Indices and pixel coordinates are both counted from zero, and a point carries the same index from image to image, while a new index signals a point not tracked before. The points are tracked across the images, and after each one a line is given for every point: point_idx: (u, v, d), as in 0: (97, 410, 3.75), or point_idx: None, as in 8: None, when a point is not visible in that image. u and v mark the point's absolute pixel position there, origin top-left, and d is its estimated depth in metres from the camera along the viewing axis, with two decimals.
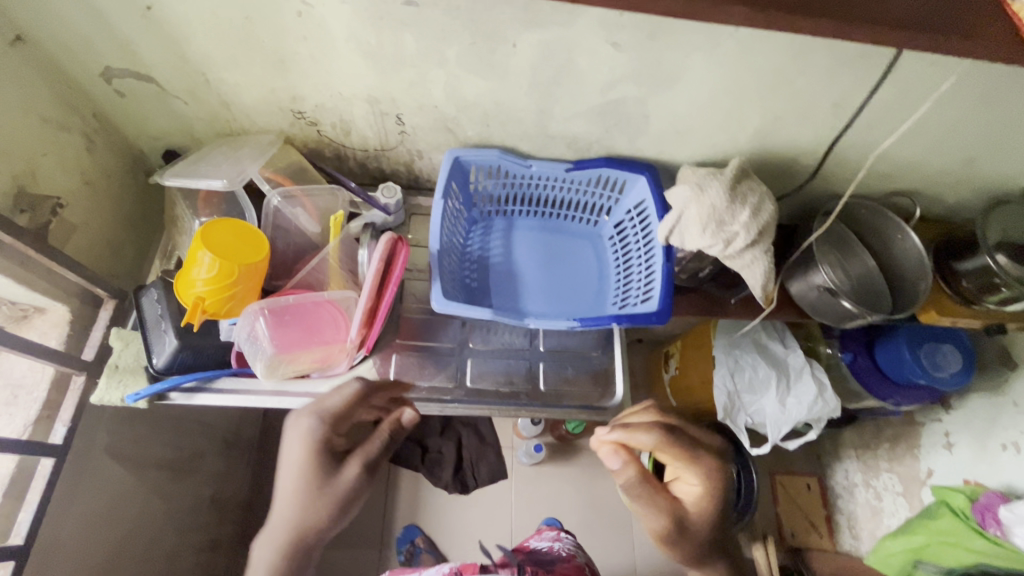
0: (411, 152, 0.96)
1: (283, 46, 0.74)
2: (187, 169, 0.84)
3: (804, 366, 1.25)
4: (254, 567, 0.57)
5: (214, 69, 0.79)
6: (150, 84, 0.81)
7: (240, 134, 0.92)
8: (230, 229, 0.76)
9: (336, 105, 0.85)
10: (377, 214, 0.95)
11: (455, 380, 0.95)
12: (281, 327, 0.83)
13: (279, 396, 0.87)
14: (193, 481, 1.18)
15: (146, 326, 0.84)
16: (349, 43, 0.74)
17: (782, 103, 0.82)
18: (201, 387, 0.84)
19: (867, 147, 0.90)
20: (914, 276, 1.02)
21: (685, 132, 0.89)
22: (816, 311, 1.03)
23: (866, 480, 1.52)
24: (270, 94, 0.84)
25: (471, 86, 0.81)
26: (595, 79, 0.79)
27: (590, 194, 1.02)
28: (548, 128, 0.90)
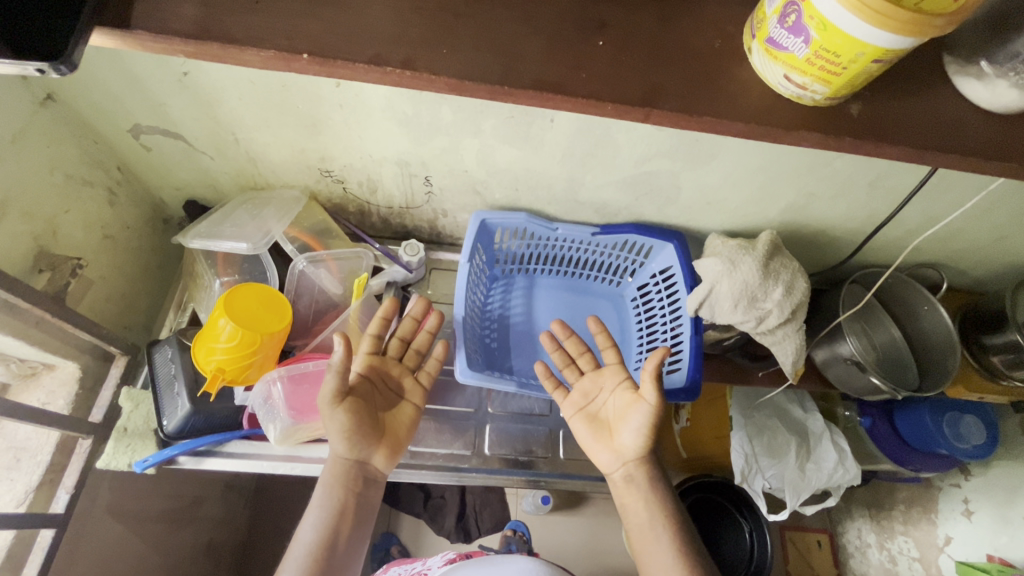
0: (436, 211, 0.95)
1: (319, 112, 0.74)
2: (210, 229, 0.83)
3: (824, 431, 1.24)
4: (318, 488, 0.71)
5: (245, 130, 0.78)
6: (178, 141, 0.80)
7: (265, 189, 0.90)
8: (252, 295, 0.75)
9: (364, 166, 0.85)
10: (399, 271, 0.94)
11: (472, 446, 0.92)
12: (298, 392, 0.80)
13: (291, 462, 0.83)
14: (190, 532, 1.13)
15: (158, 388, 0.82)
16: (385, 112, 0.73)
17: (815, 183, 0.82)
18: (211, 451, 0.82)
19: (898, 224, 0.89)
20: (942, 350, 1.01)
21: (716, 204, 0.89)
22: (842, 382, 1.00)
23: (880, 542, 1.43)
24: (300, 154, 0.83)
25: (504, 154, 0.80)
26: (631, 152, 0.78)
27: (614, 256, 1.01)
28: (577, 193, 0.89)
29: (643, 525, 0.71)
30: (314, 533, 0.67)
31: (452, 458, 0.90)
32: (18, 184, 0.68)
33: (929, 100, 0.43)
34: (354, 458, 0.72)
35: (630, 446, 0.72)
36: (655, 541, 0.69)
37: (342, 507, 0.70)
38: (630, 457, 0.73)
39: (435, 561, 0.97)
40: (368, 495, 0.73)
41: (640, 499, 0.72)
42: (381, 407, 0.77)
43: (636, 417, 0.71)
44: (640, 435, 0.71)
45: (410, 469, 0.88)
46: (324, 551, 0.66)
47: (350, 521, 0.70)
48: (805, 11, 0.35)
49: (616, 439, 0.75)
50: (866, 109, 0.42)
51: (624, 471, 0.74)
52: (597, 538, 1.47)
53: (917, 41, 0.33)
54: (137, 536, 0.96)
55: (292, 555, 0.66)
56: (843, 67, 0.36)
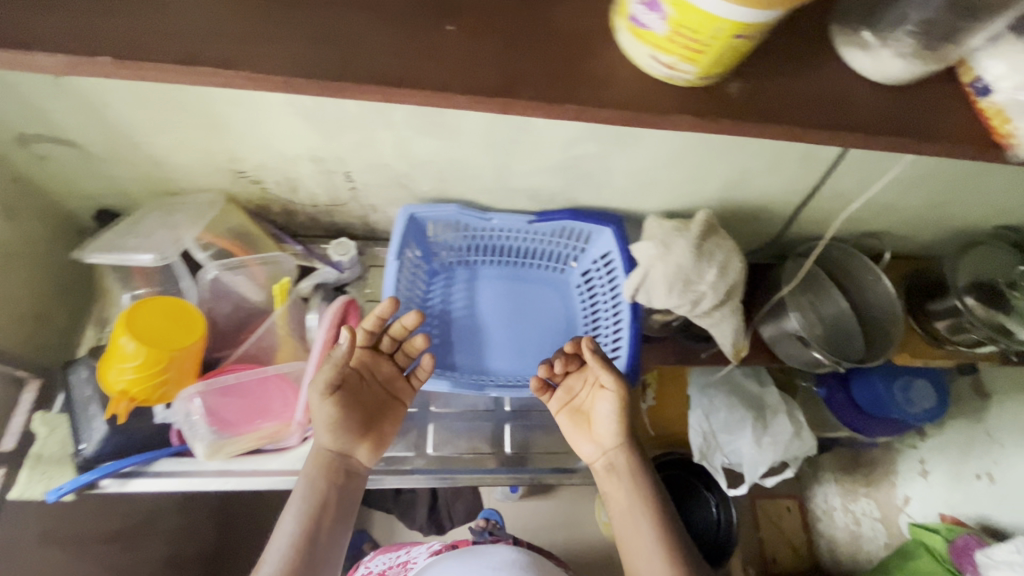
0: (364, 206, 0.91)
1: (216, 111, 0.69)
2: (114, 241, 0.77)
3: (780, 404, 1.23)
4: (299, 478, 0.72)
5: (142, 133, 0.73)
6: (73, 148, 0.75)
7: (178, 194, 0.85)
8: (157, 310, 0.70)
9: (279, 165, 0.80)
10: (330, 273, 0.90)
11: (415, 447, 0.90)
12: (223, 405, 0.78)
13: (223, 477, 0.80)
14: (147, 550, 1.10)
15: (74, 411, 0.78)
16: (286, 107, 0.69)
17: (746, 159, 0.80)
18: (137, 471, 0.79)
19: (835, 195, 0.88)
20: (886, 320, 1.01)
21: (651, 185, 0.86)
22: (788, 358, 1.00)
23: (844, 504, 1.46)
24: (207, 155, 0.78)
25: (423, 146, 0.77)
26: (553, 137, 0.75)
27: (554, 243, 0.98)
28: (508, 182, 0.86)
29: (624, 512, 0.74)
30: (299, 521, 0.68)
31: (396, 462, 0.88)
32: None
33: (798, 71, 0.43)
34: (337, 451, 0.74)
35: (608, 433, 0.77)
36: (635, 521, 0.73)
37: (325, 498, 0.71)
38: (608, 446, 0.77)
39: (419, 551, 0.97)
40: (350, 488, 0.74)
41: (622, 482, 0.76)
42: (370, 403, 0.77)
43: (604, 403, 0.76)
44: (613, 420, 0.76)
45: None
46: (309, 540, 0.67)
47: (334, 512, 0.71)
48: None
49: (595, 430, 0.79)
50: (747, 88, 0.40)
51: (603, 457, 0.78)
52: (570, 523, 1.47)
53: (771, 13, 0.30)
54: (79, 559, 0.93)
55: (275, 543, 0.67)
56: (706, 43, 0.33)
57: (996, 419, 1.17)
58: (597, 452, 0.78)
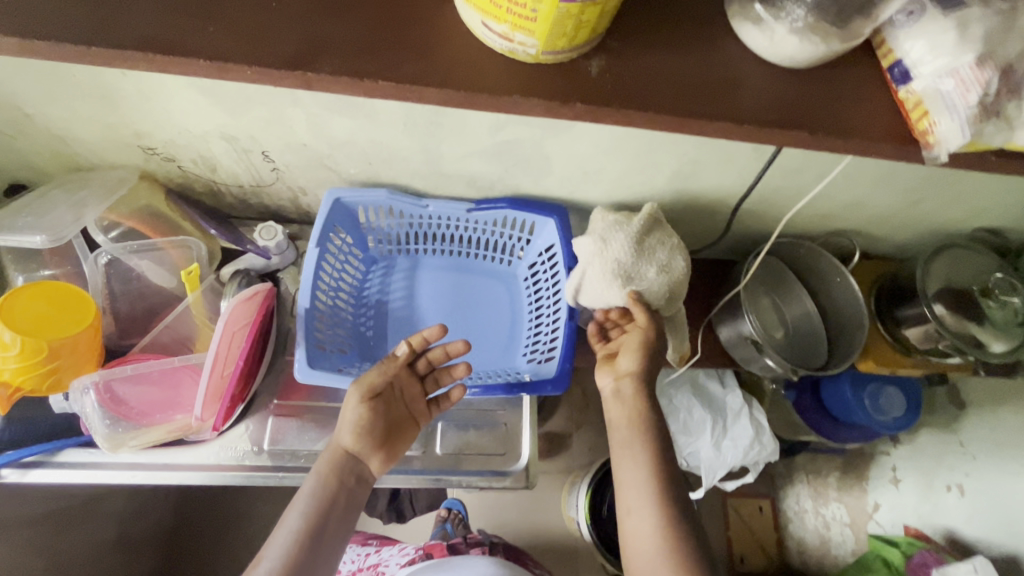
0: (292, 188, 0.86)
1: (105, 83, 0.64)
2: (8, 219, 0.72)
3: (742, 407, 1.18)
4: (310, 475, 0.69)
5: (33, 104, 0.68)
6: None
7: (90, 170, 0.80)
8: (43, 295, 0.66)
9: (190, 142, 0.75)
10: (254, 259, 0.85)
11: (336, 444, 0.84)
12: (129, 394, 0.74)
13: (132, 470, 0.78)
14: (87, 533, 1.09)
15: None
16: (179, 80, 0.63)
17: (694, 148, 0.73)
18: (40, 462, 0.76)
19: (795, 189, 0.81)
20: (852, 325, 0.95)
21: (594, 174, 0.80)
22: (746, 362, 0.94)
23: (816, 507, 1.35)
24: (110, 130, 0.73)
25: (339, 126, 0.71)
26: (479, 120, 0.69)
27: (498, 233, 0.92)
28: (441, 167, 0.80)
29: (623, 440, 0.71)
30: (303, 517, 0.65)
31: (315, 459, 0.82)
32: None
33: (668, 57, 0.46)
34: (354, 453, 0.70)
35: (627, 361, 0.74)
36: (632, 456, 0.69)
37: (333, 498, 0.67)
38: (624, 373, 0.74)
39: (391, 557, 1.00)
40: (356, 494, 0.70)
41: (628, 409, 0.72)
42: (393, 420, 0.73)
43: (631, 340, 0.75)
44: (637, 349, 0.73)
45: (266, 474, 0.80)
46: (306, 539, 0.64)
47: (337, 511, 0.67)
48: None
49: (616, 361, 0.75)
50: None
51: (612, 384, 0.74)
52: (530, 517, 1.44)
53: None
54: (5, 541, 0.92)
55: (277, 538, 0.64)
56: None
57: (971, 429, 1.11)
58: (608, 377, 0.75)
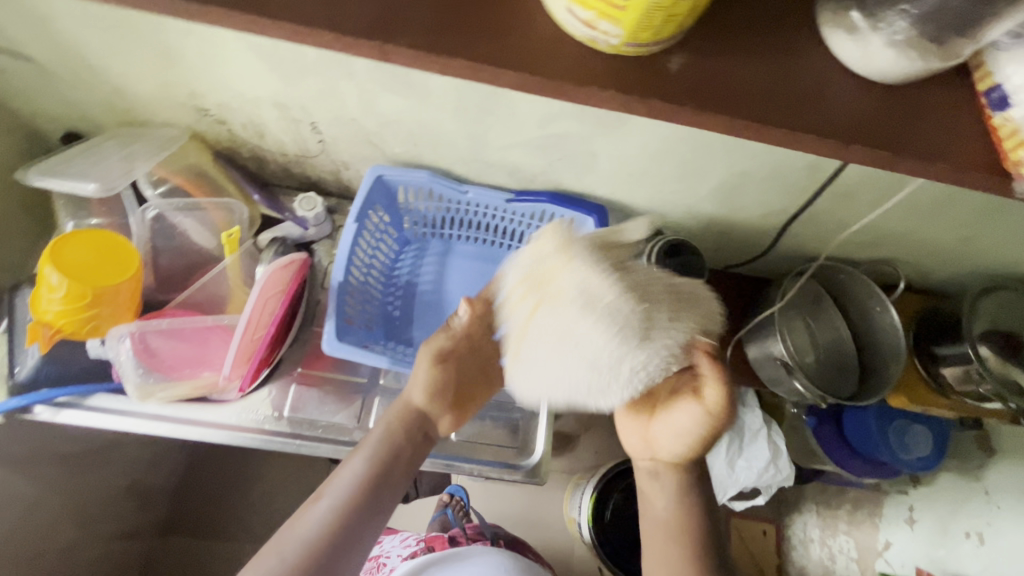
0: (335, 162, 0.86)
1: (168, 39, 0.64)
2: (63, 166, 0.73)
3: (761, 428, 1.15)
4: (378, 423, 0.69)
5: (96, 55, 0.69)
6: (30, 63, 0.71)
7: (142, 125, 0.82)
8: (89, 243, 0.68)
9: (241, 106, 0.76)
10: (292, 228, 0.86)
11: (354, 418, 0.84)
12: (161, 348, 0.75)
13: (156, 420, 0.80)
14: (101, 474, 1.13)
15: (16, 334, 0.77)
16: (239, 43, 0.63)
17: (747, 159, 0.71)
18: (72, 403, 0.78)
19: (844, 212, 0.79)
20: (887, 357, 0.92)
21: (639, 176, 0.78)
22: (772, 383, 0.93)
23: (823, 537, 1.28)
24: (166, 88, 0.74)
25: (390, 104, 0.71)
26: (530, 110, 0.68)
27: (534, 227, 0.92)
28: (485, 155, 0.80)
29: (661, 524, 0.65)
30: (370, 460, 0.65)
31: (333, 430, 0.83)
32: None
33: (742, 59, 0.43)
34: (425, 410, 0.71)
35: (670, 444, 0.64)
36: (668, 543, 0.64)
37: (399, 448, 0.67)
38: (661, 454, 0.65)
39: (393, 549, 0.98)
40: (420, 449, 0.70)
41: (670, 492, 0.66)
42: (467, 376, 0.73)
43: (682, 416, 0.62)
44: (685, 436, 0.62)
45: (284, 439, 0.82)
46: (371, 482, 0.64)
47: (402, 460, 0.67)
48: None
49: (652, 431, 0.65)
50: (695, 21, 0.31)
51: (650, 464, 0.67)
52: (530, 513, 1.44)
53: None
54: (27, 475, 0.95)
55: (341, 474, 0.64)
56: None
57: (998, 477, 1.06)
58: (638, 444, 0.67)
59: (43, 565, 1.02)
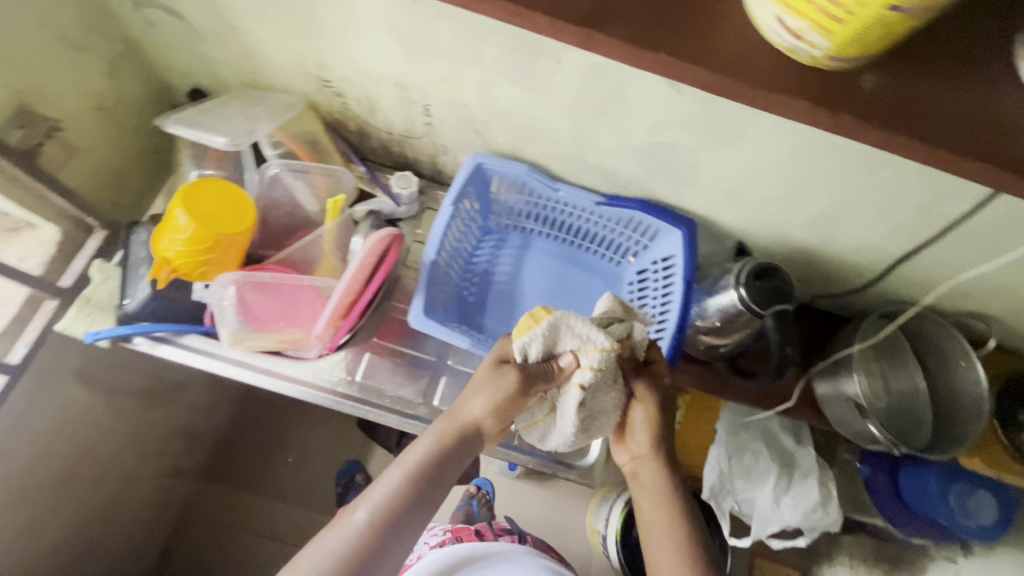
0: (436, 145, 0.89)
1: (314, 10, 0.68)
2: (195, 118, 0.78)
3: (812, 470, 1.12)
4: (422, 436, 0.66)
5: (242, 18, 0.73)
6: (179, 20, 0.76)
7: (264, 89, 0.86)
8: (214, 192, 0.73)
9: (362, 82, 0.79)
10: (386, 203, 0.89)
11: (422, 394, 0.87)
12: (254, 300, 0.79)
13: (240, 367, 0.85)
14: (164, 413, 1.19)
15: (127, 268, 0.82)
16: (380, 22, 0.67)
17: (856, 190, 0.70)
18: (167, 339, 0.83)
19: (947, 258, 0.76)
20: (967, 414, 0.88)
21: (737, 195, 0.78)
22: (837, 423, 0.90)
23: None
24: (297, 56, 0.78)
25: (506, 95, 0.73)
26: (644, 116, 0.69)
27: (617, 232, 0.92)
28: (585, 155, 0.81)
29: (661, 526, 0.67)
30: (405, 478, 0.63)
31: (400, 402, 0.86)
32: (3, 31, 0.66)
33: (934, 90, 0.42)
34: (475, 429, 0.67)
35: (640, 440, 0.71)
36: (666, 543, 0.66)
37: (440, 466, 0.64)
38: (641, 454, 0.71)
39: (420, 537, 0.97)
40: (460, 464, 0.66)
41: (660, 494, 0.68)
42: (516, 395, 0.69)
43: (637, 415, 0.70)
44: (643, 429, 0.70)
45: (354, 403, 0.85)
46: (403, 503, 0.62)
47: (439, 478, 0.64)
48: None
49: (626, 436, 0.73)
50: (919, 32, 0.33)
51: (631, 464, 0.72)
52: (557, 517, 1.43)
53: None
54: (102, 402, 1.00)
55: (379, 488, 0.62)
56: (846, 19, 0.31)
57: None
58: (622, 452, 0.73)
59: (103, 489, 1.08)
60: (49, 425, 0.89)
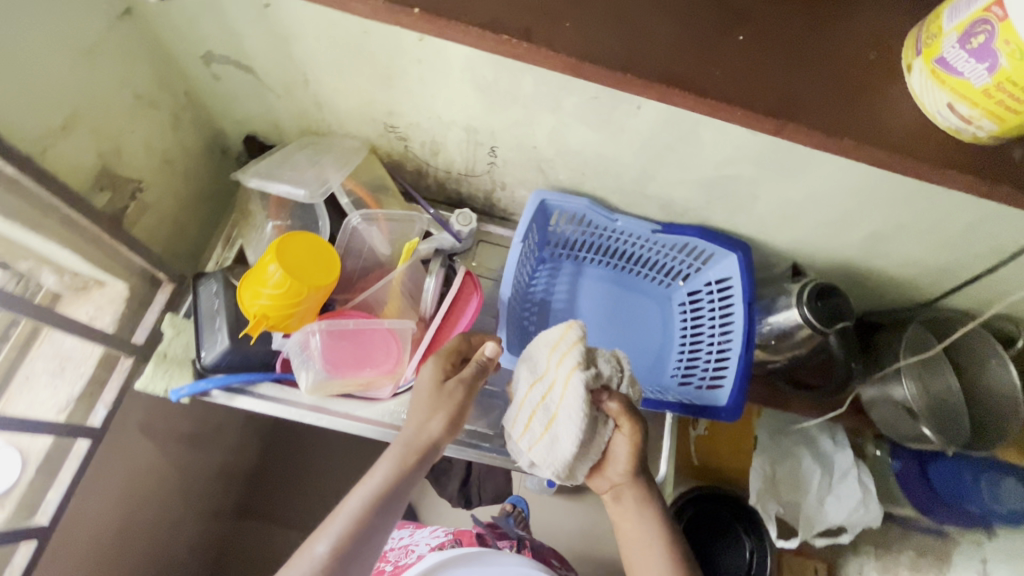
0: (494, 181, 0.92)
1: (395, 65, 0.70)
2: (269, 171, 0.82)
3: (852, 468, 1.09)
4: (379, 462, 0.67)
5: (316, 72, 0.75)
6: (248, 74, 0.77)
7: (326, 134, 0.88)
8: (304, 245, 0.74)
9: (430, 127, 0.81)
10: (447, 240, 0.90)
11: (494, 426, 0.87)
12: (334, 346, 0.80)
13: (318, 413, 0.83)
14: (209, 454, 1.17)
15: (200, 320, 0.82)
16: (463, 74, 0.69)
17: (909, 213, 0.75)
18: (244, 390, 0.82)
19: (987, 270, 0.82)
20: (1003, 410, 0.93)
21: (794, 219, 0.83)
22: (883, 424, 0.96)
23: None
24: (367, 104, 0.79)
25: (578, 136, 0.76)
26: (714, 152, 0.73)
27: (670, 257, 0.96)
28: (646, 187, 0.84)
29: (643, 544, 0.69)
30: (360, 509, 0.64)
31: (474, 436, 0.86)
32: (87, 97, 0.66)
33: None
34: (424, 446, 0.68)
35: (619, 467, 0.71)
36: (649, 555, 0.69)
37: (392, 487, 0.66)
38: (620, 480, 0.72)
39: (421, 538, 0.93)
40: (410, 482, 0.67)
41: (643, 513, 0.70)
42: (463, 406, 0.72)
43: (620, 446, 0.70)
44: (624, 457, 0.70)
45: None
46: (356, 533, 0.62)
47: (394, 503, 0.66)
48: (1004, 37, 0.40)
49: (606, 466, 0.72)
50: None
51: (611, 491, 0.73)
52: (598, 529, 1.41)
53: None
54: (160, 451, 0.98)
55: (339, 516, 0.64)
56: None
57: None
58: (599, 480, 0.74)
59: (157, 541, 1.05)
60: (118, 483, 0.88)
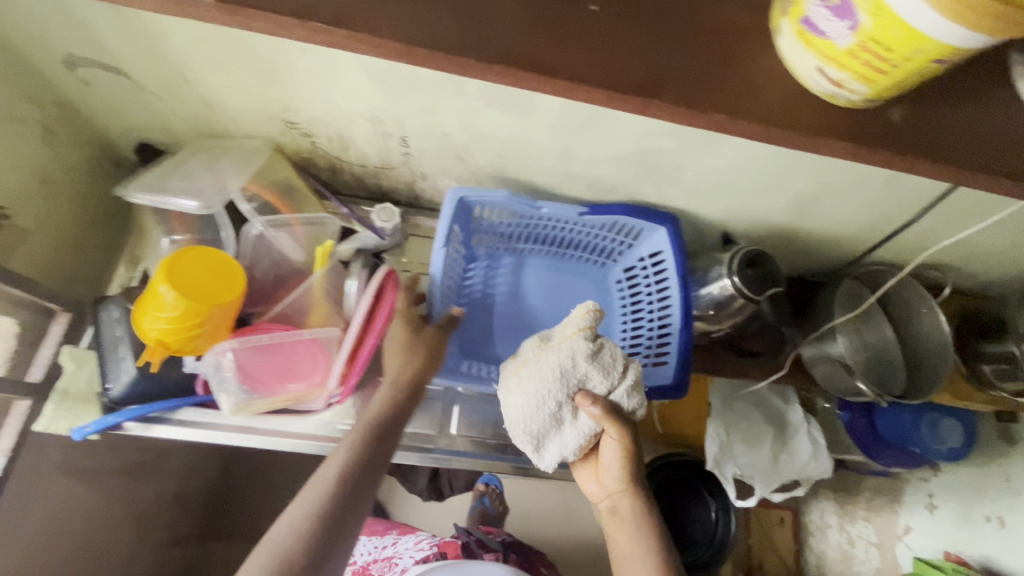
0: (414, 172, 0.87)
1: (278, 58, 0.64)
2: (160, 185, 0.76)
3: (803, 424, 1.12)
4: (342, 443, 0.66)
5: (196, 71, 0.68)
6: (121, 77, 0.70)
7: (224, 137, 0.81)
8: (199, 260, 0.68)
9: (334, 120, 0.76)
10: (370, 236, 0.86)
11: (437, 427, 0.87)
12: (253, 363, 0.74)
13: (246, 433, 0.79)
14: (154, 482, 1.11)
15: (103, 350, 0.76)
16: (354, 62, 0.64)
17: (830, 173, 0.74)
18: (161, 417, 0.78)
19: (909, 223, 0.83)
20: (934, 358, 0.94)
21: (720, 188, 0.81)
22: (826, 380, 0.97)
23: (841, 524, 1.24)
24: (259, 101, 0.73)
25: (490, 120, 0.72)
26: (630, 128, 0.70)
27: (602, 237, 0.94)
28: (570, 168, 0.81)
29: (637, 556, 0.71)
30: (335, 479, 0.61)
31: (416, 439, 0.86)
32: None
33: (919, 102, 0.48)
34: (382, 425, 0.68)
35: (616, 477, 0.71)
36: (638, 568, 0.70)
37: (361, 459, 0.64)
38: (615, 489, 0.72)
39: (405, 550, 1.00)
40: (380, 457, 0.66)
41: (637, 526, 0.71)
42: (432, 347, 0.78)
43: (609, 449, 0.70)
44: (618, 466, 0.71)
45: None
46: (330, 502, 0.59)
47: (370, 482, 0.63)
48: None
49: (602, 473, 0.73)
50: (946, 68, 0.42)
51: (607, 500, 0.73)
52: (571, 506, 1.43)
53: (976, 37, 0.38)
54: (91, 487, 0.92)
55: (310, 490, 0.61)
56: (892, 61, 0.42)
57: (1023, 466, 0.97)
58: (590, 486, 0.74)
59: None
60: (41, 529, 0.82)
